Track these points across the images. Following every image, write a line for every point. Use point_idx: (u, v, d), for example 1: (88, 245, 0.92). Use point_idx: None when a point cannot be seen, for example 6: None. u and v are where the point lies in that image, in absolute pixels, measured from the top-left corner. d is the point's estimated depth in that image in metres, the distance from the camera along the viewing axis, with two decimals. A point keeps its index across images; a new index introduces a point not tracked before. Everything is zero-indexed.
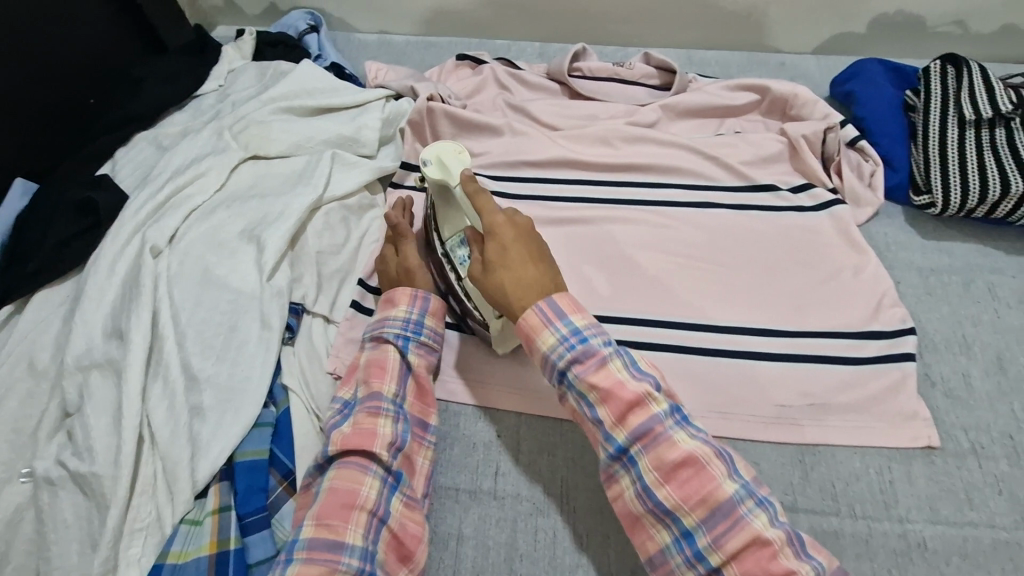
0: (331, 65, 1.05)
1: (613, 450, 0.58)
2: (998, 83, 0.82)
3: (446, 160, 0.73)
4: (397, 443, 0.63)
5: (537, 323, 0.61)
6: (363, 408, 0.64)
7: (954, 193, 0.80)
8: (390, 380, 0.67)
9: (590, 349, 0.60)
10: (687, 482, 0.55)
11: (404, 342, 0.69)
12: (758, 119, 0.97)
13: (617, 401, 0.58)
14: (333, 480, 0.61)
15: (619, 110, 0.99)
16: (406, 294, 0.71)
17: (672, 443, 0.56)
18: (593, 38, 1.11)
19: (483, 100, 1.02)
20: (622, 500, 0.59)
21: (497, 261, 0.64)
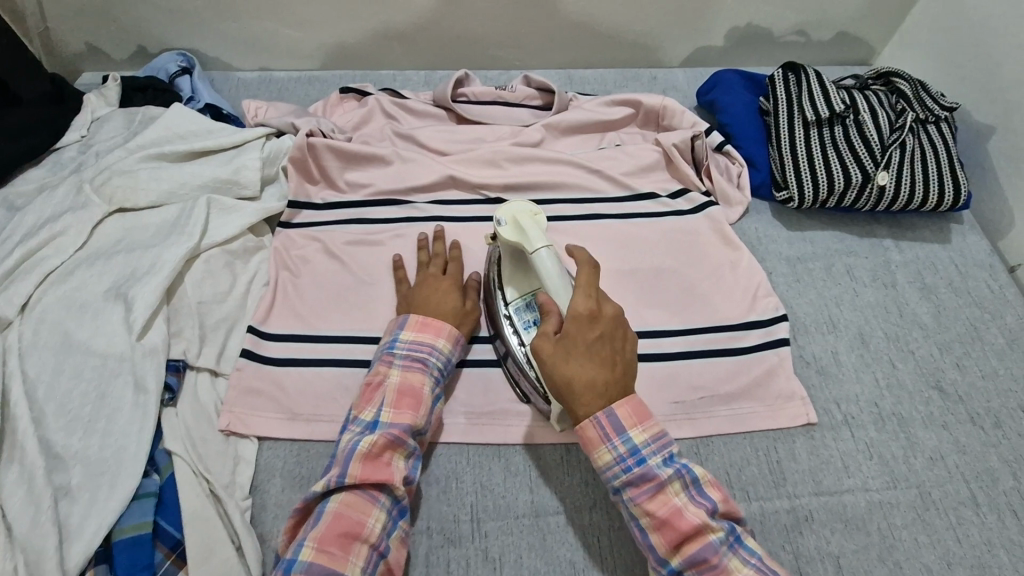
0: (206, 106, 1.01)
1: (664, 571, 0.57)
2: (831, 85, 0.91)
3: (523, 223, 0.70)
4: (408, 478, 0.64)
5: (595, 437, 0.59)
6: (388, 436, 0.62)
7: (806, 188, 0.87)
8: (422, 413, 0.66)
9: (648, 473, 0.58)
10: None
11: (439, 378, 0.70)
12: (635, 131, 1.02)
13: (670, 530, 0.56)
14: (340, 505, 0.59)
15: (505, 132, 1.01)
16: (449, 332, 0.72)
17: (699, 539, 0.56)
18: (477, 64, 1.14)
19: (371, 131, 1.02)
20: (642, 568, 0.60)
21: (569, 345, 0.60)
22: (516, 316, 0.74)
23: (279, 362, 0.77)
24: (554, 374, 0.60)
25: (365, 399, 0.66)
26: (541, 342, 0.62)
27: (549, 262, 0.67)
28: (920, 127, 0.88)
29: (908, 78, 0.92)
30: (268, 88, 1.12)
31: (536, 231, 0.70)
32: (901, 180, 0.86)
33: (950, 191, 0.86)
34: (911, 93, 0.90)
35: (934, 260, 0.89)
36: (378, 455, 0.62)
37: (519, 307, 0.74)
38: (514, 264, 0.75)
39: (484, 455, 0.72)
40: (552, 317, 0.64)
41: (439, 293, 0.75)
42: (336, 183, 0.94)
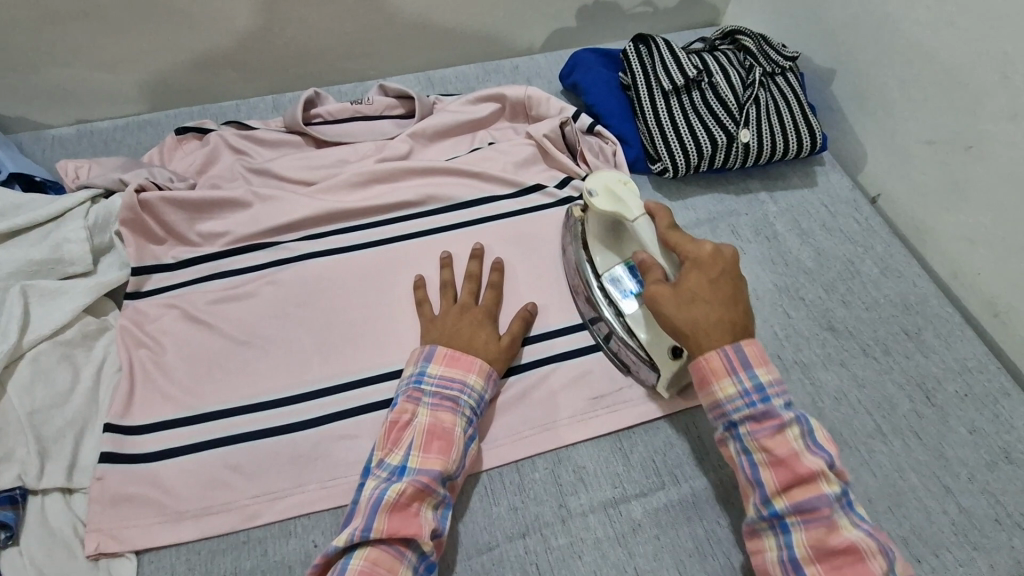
0: (11, 176, 0.86)
1: (766, 512, 0.57)
2: (680, 52, 0.91)
3: (616, 191, 0.70)
4: (438, 530, 0.58)
5: (720, 367, 0.59)
6: (416, 483, 0.57)
7: (678, 156, 0.87)
8: (452, 456, 0.61)
9: (772, 411, 0.58)
10: (839, 568, 0.52)
11: (471, 418, 0.65)
12: (506, 126, 0.99)
13: (787, 470, 0.56)
14: (365, 561, 0.54)
15: (368, 149, 0.94)
16: (482, 369, 0.68)
17: (835, 529, 0.54)
18: (328, 80, 1.06)
19: (218, 172, 0.92)
20: (762, 557, 0.58)
21: (693, 291, 0.61)
22: (612, 286, 0.74)
23: (152, 457, 0.66)
24: (675, 319, 0.61)
25: (390, 439, 0.62)
26: (658, 286, 0.63)
27: (649, 230, 0.68)
28: (770, 80, 0.91)
29: (750, 34, 0.94)
30: (90, 142, 0.98)
31: (632, 198, 0.69)
32: (762, 134, 0.88)
33: (807, 137, 0.89)
34: (756, 48, 0.92)
35: (806, 205, 0.92)
36: (407, 505, 0.57)
37: (613, 276, 0.75)
38: (610, 231, 0.76)
39: None
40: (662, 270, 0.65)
41: (472, 330, 0.71)
42: (186, 238, 0.83)
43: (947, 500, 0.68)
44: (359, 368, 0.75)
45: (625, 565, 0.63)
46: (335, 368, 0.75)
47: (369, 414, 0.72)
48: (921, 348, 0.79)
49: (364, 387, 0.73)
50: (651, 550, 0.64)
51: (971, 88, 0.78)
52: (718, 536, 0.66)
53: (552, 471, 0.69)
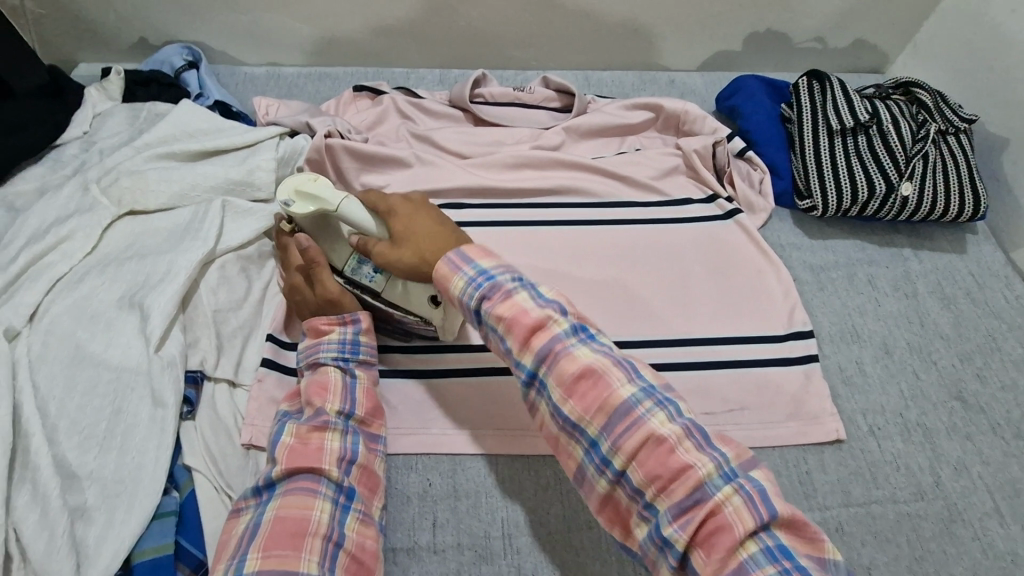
0: (216, 102, 0.97)
1: (523, 374, 0.55)
2: (853, 94, 0.90)
3: (306, 189, 0.68)
4: (346, 456, 0.62)
5: (448, 271, 0.59)
6: (306, 423, 0.62)
7: (831, 196, 0.87)
8: (332, 398, 0.65)
9: (498, 285, 0.57)
10: (587, 393, 0.52)
11: (342, 360, 0.68)
12: (655, 135, 1.01)
13: (520, 326, 0.55)
14: (277, 510, 0.57)
15: (523, 135, 0.99)
16: (333, 319, 0.70)
17: (571, 358, 0.53)
18: (492, 64, 1.12)
19: (385, 131, 1.00)
20: (545, 425, 0.57)
21: (402, 233, 0.66)
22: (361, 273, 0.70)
23: None
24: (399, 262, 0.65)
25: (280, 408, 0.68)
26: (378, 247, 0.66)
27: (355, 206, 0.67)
28: (941, 138, 0.88)
29: (927, 89, 0.92)
30: (277, 84, 1.08)
31: (324, 189, 0.67)
32: (924, 191, 0.86)
33: (970, 202, 0.87)
34: (932, 104, 0.90)
35: (953, 271, 0.89)
36: (305, 440, 0.61)
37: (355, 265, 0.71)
38: (319, 225, 0.71)
39: (513, 468, 0.70)
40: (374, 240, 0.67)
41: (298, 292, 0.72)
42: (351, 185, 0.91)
43: None
44: None
45: None
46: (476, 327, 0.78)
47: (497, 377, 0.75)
48: None
49: None
50: None
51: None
52: None
53: None
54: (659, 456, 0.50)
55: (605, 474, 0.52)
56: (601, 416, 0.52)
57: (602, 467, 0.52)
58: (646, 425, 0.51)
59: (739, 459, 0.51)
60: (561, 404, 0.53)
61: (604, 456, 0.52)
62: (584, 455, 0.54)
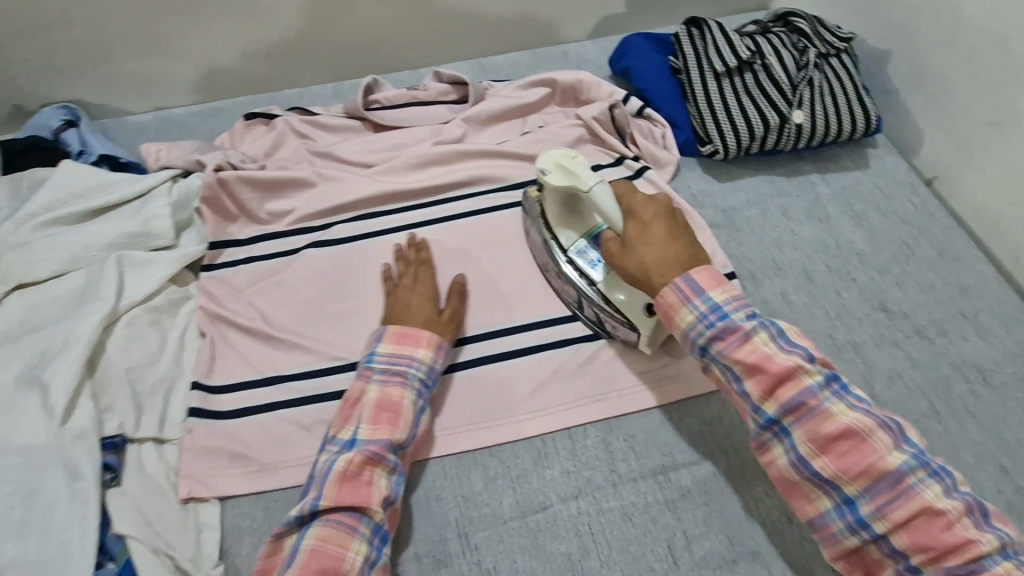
0: (101, 157, 0.93)
1: (761, 421, 0.59)
2: (733, 34, 0.91)
3: (567, 166, 0.71)
4: (391, 497, 0.62)
5: (675, 301, 0.63)
6: (366, 453, 0.61)
7: (729, 138, 0.88)
8: (401, 427, 0.64)
9: (732, 325, 0.60)
10: (846, 454, 0.56)
11: (423, 390, 0.68)
12: (556, 110, 1.01)
13: (764, 374, 0.58)
14: (316, 539, 0.57)
15: (424, 132, 0.98)
16: (430, 340, 0.70)
17: (829, 415, 0.57)
18: (385, 68, 1.10)
19: (285, 155, 0.97)
20: (775, 466, 0.60)
21: (636, 239, 0.66)
22: (582, 258, 0.76)
23: (232, 414, 0.72)
24: (627, 268, 0.67)
25: (344, 416, 0.65)
26: (609, 243, 0.69)
27: (604, 194, 0.68)
28: (824, 61, 0.90)
29: (804, 16, 0.93)
30: (168, 127, 1.04)
31: (583, 170, 0.71)
32: (816, 115, 0.87)
33: (861, 119, 0.89)
34: (810, 30, 0.91)
35: (860, 188, 0.91)
36: (359, 473, 0.61)
37: (580, 249, 0.77)
38: (566, 210, 0.78)
39: (460, 466, 0.70)
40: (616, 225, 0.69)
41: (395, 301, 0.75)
42: (257, 216, 0.89)
43: (1004, 481, 0.68)
44: None
45: (675, 530, 0.66)
46: None
47: None
48: (978, 330, 0.78)
49: None
50: (702, 519, 0.66)
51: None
52: (766, 504, 0.67)
53: (603, 439, 0.71)
54: (929, 527, 0.53)
55: (860, 533, 0.56)
56: (860, 479, 0.55)
57: (856, 528, 0.56)
58: (919, 494, 0.54)
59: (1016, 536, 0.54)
60: (809, 457, 0.57)
61: (861, 518, 0.55)
62: (832, 508, 0.57)
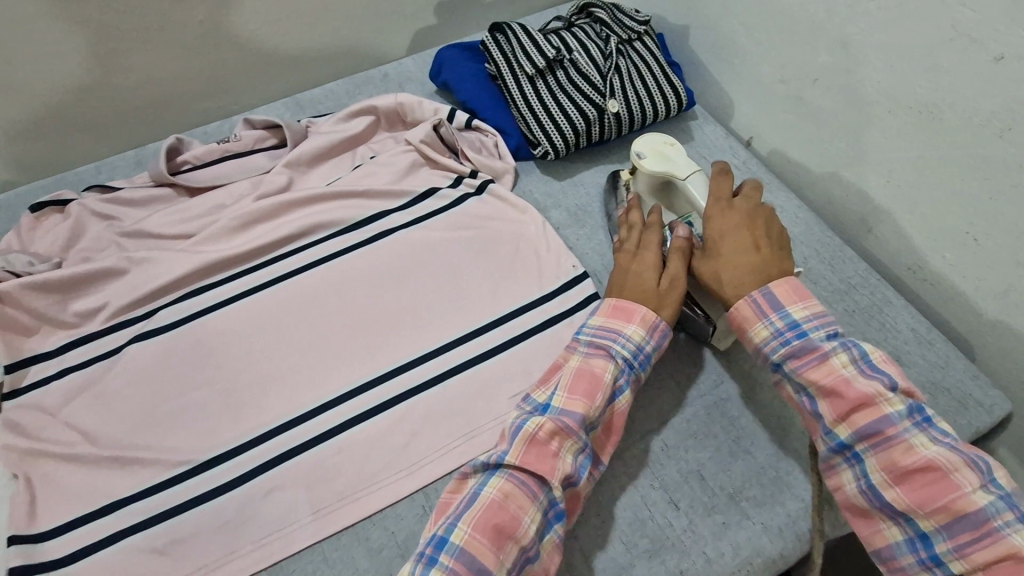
0: None
1: (833, 443, 0.59)
2: (537, 34, 0.91)
3: (663, 152, 0.75)
4: (572, 478, 0.60)
5: (750, 315, 0.64)
6: (556, 422, 0.60)
7: (555, 137, 0.88)
8: (593, 401, 0.62)
9: (809, 345, 0.60)
10: (924, 488, 0.54)
11: (625, 367, 0.65)
12: (385, 136, 0.97)
13: (841, 399, 0.58)
14: (501, 489, 0.57)
15: (244, 187, 0.90)
16: (644, 317, 0.66)
17: (907, 446, 0.56)
18: (194, 122, 1.02)
19: (89, 243, 0.86)
20: (842, 491, 0.60)
21: (715, 248, 0.67)
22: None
23: (67, 561, 0.62)
24: (706, 275, 0.68)
25: (543, 380, 0.66)
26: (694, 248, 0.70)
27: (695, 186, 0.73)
28: (628, 46, 0.92)
29: (602, 5, 0.94)
30: None
31: (679, 158, 0.75)
32: (631, 100, 0.89)
33: (674, 96, 0.92)
34: (609, 18, 0.93)
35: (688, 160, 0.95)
36: (546, 441, 0.59)
37: None
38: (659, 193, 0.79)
39: (342, 546, 0.65)
40: (681, 243, 0.70)
41: (636, 268, 0.70)
42: (62, 320, 0.78)
43: None
44: (269, 420, 0.71)
45: (572, 551, 0.65)
46: (246, 423, 0.71)
47: (297, 459, 0.68)
48: (812, 277, 0.84)
49: (281, 436, 0.70)
50: (596, 530, 0.66)
51: (838, 14, 0.80)
52: (653, 498, 0.68)
53: None
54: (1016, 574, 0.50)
55: (932, 569, 0.54)
56: (934, 511, 0.54)
57: (929, 563, 0.54)
58: (1003, 540, 0.51)
59: None
60: (874, 474, 0.57)
61: (936, 554, 0.54)
62: (904, 540, 0.56)
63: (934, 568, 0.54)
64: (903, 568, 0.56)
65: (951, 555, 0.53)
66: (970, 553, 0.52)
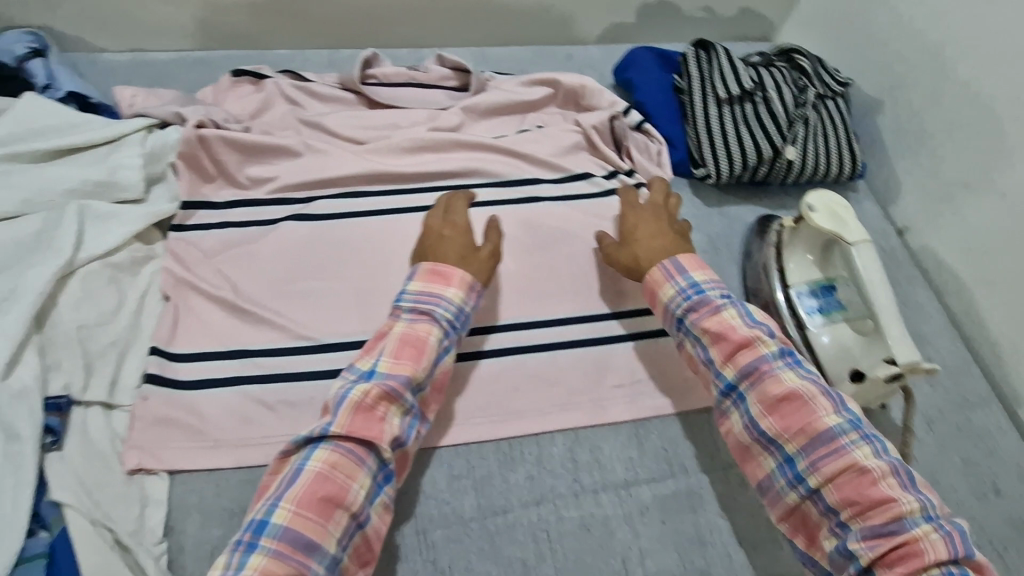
0: (68, 95, 0.86)
1: (723, 387, 0.67)
2: (738, 63, 0.92)
3: (837, 213, 0.74)
4: (401, 438, 0.60)
5: (660, 278, 0.74)
6: (383, 386, 0.59)
7: (723, 164, 0.89)
8: (418, 362, 0.63)
9: (704, 301, 0.71)
10: (789, 415, 0.62)
11: (449, 330, 0.67)
12: (556, 111, 1.00)
13: (729, 342, 0.67)
14: (323, 464, 0.56)
15: (420, 115, 0.95)
16: (464, 281, 0.69)
17: (776, 381, 0.64)
18: (385, 43, 1.07)
19: (271, 120, 0.93)
20: (734, 434, 0.67)
21: (631, 232, 0.78)
22: (801, 301, 0.77)
23: (193, 386, 0.69)
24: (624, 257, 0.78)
25: (365, 348, 0.64)
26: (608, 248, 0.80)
27: (861, 258, 0.71)
28: (821, 102, 0.93)
29: (807, 56, 0.95)
30: (144, 73, 0.97)
31: (851, 223, 0.74)
32: (807, 154, 0.90)
33: (849, 164, 0.92)
34: (812, 70, 0.94)
35: None
36: (372, 407, 0.59)
37: (803, 292, 0.78)
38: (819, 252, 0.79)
39: (424, 462, 0.69)
40: (606, 243, 0.80)
41: (626, 244, 0.78)
42: (235, 179, 0.84)
43: None
44: None
45: (631, 547, 0.67)
46: (371, 324, 0.76)
47: None
48: (931, 381, 0.82)
49: None
50: (658, 539, 0.68)
51: None
52: (720, 529, 0.70)
53: (570, 448, 0.72)
54: (858, 485, 0.57)
55: (798, 490, 0.61)
56: (796, 433, 0.61)
57: (795, 484, 0.61)
58: (846, 454, 0.59)
59: (939, 506, 0.57)
60: (756, 416, 0.64)
61: (799, 473, 0.61)
62: (777, 468, 0.63)
63: (798, 487, 0.61)
64: (777, 491, 0.63)
65: (810, 471, 0.60)
66: (825, 470, 0.59)
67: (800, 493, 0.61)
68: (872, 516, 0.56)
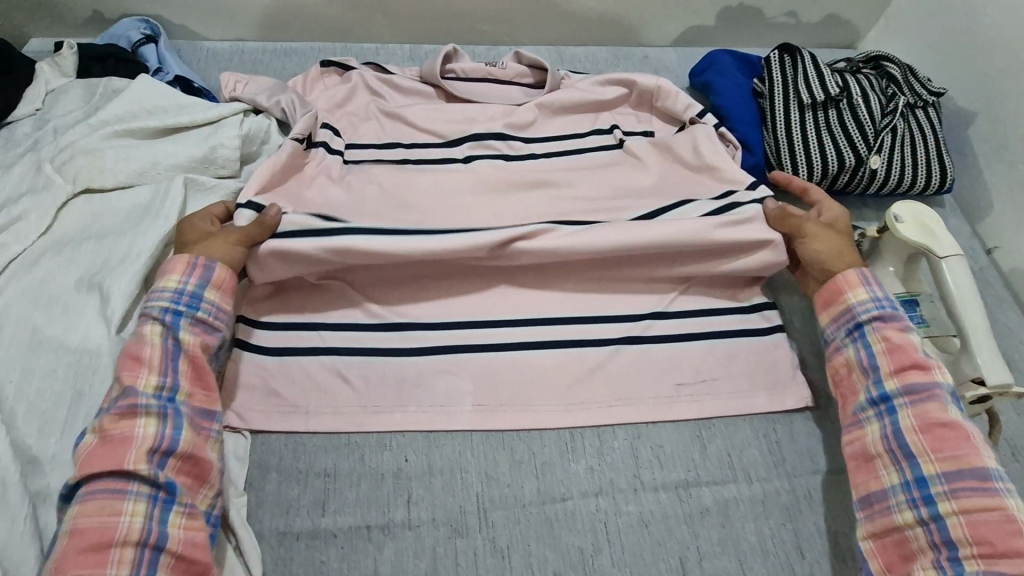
0: (176, 78, 0.94)
1: (877, 393, 0.65)
2: (824, 69, 0.91)
3: (927, 226, 0.71)
4: (161, 447, 0.58)
5: (854, 281, 0.70)
6: (116, 411, 0.58)
7: (801, 170, 0.87)
8: (149, 372, 0.61)
9: (896, 316, 0.68)
10: (944, 439, 0.60)
11: (170, 316, 0.64)
12: (629, 112, 1.00)
13: (905, 354, 0.65)
14: (77, 518, 0.55)
15: (497, 110, 0.97)
16: (181, 262, 0.67)
17: (942, 407, 0.62)
18: (465, 38, 1.09)
19: (356, 109, 0.97)
20: (860, 441, 0.64)
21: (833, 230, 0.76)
22: None
23: (274, 352, 0.73)
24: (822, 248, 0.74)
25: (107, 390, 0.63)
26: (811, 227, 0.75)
27: (952, 272, 0.69)
28: (910, 111, 0.90)
29: (897, 63, 0.93)
30: (241, 60, 1.04)
31: (941, 237, 0.71)
32: (892, 164, 0.88)
33: (937, 176, 0.89)
34: (901, 78, 0.92)
35: None
36: (113, 436, 0.58)
37: None
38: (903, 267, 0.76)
39: (489, 445, 0.71)
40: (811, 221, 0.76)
41: (820, 238, 0.75)
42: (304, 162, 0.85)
43: None
44: (461, 314, 0.77)
45: (687, 547, 0.67)
46: (442, 307, 0.78)
47: (474, 355, 0.75)
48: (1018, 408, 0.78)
49: (468, 329, 0.76)
50: (716, 542, 0.67)
51: None
52: (781, 537, 0.68)
53: (631, 444, 0.72)
54: (998, 528, 0.56)
55: (917, 509, 0.59)
56: (943, 454, 0.60)
57: (919, 502, 0.59)
58: (997, 497, 0.57)
59: None
60: (903, 424, 0.62)
61: (929, 496, 0.59)
62: (899, 483, 0.61)
63: (919, 507, 0.59)
64: (889, 507, 0.61)
65: (945, 496, 0.58)
66: (963, 499, 0.57)
67: (918, 515, 0.59)
68: (1002, 562, 0.54)
